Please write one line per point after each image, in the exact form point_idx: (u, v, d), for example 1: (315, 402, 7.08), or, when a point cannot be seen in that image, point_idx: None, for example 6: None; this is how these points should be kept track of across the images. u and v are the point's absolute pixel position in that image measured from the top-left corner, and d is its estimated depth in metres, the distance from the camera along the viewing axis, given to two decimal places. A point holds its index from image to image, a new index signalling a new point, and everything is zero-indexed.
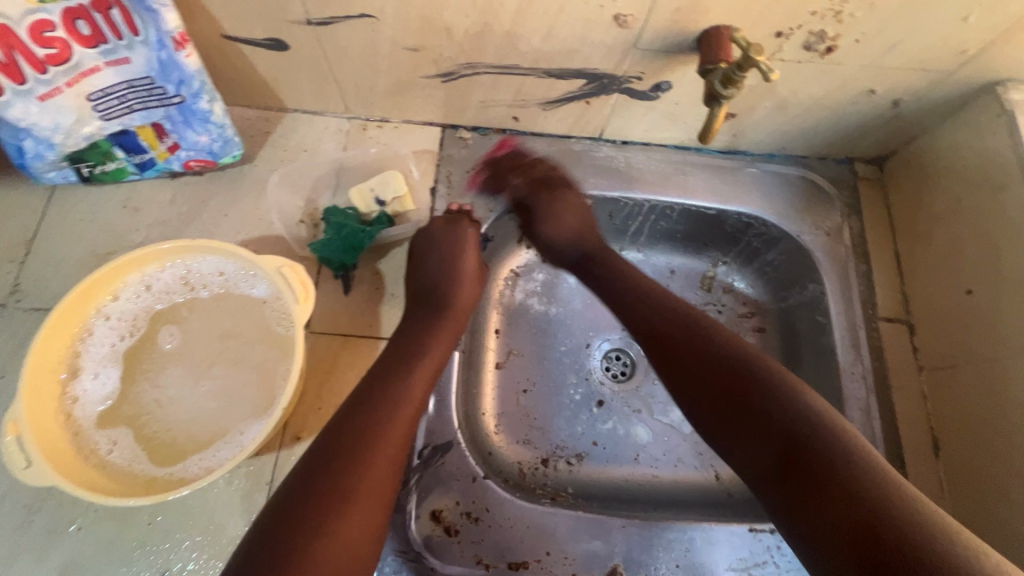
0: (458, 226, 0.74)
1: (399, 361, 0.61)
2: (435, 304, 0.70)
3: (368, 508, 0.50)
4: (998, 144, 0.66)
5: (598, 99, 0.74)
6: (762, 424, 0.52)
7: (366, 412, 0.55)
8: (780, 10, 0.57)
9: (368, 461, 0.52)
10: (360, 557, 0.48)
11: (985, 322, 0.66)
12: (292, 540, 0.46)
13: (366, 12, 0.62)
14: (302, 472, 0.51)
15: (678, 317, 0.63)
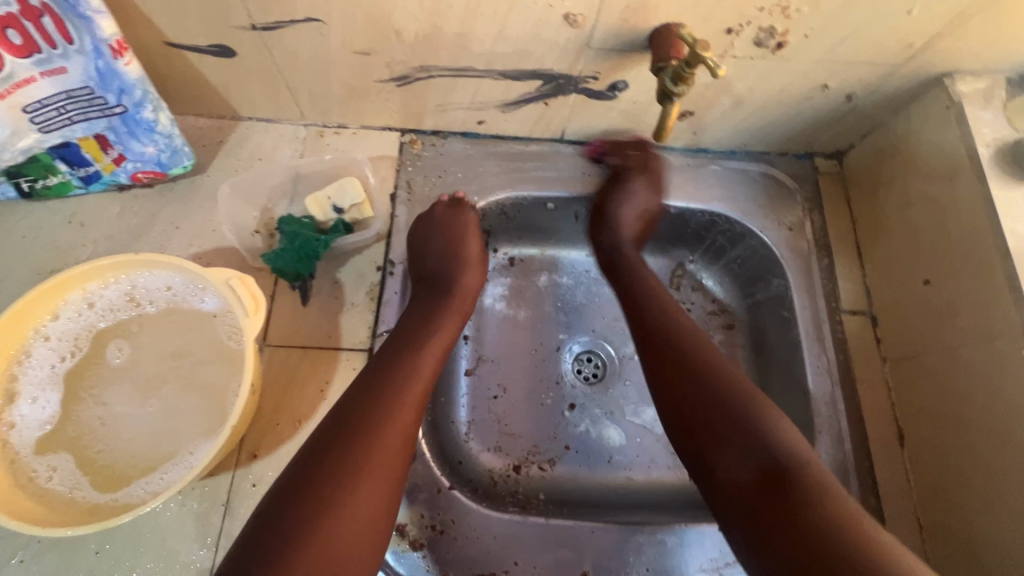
0: (459, 211, 0.76)
1: (412, 337, 0.63)
2: (441, 285, 0.71)
3: (384, 476, 0.51)
4: (948, 135, 0.66)
5: (556, 100, 0.73)
6: (739, 448, 0.53)
7: (377, 387, 0.56)
8: (729, 6, 0.57)
9: (386, 431, 0.53)
10: (373, 531, 0.49)
11: (943, 311, 0.66)
12: (321, 502, 0.48)
13: (312, 16, 0.60)
14: (316, 442, 0.52)
15: (682, 338, 0.63)
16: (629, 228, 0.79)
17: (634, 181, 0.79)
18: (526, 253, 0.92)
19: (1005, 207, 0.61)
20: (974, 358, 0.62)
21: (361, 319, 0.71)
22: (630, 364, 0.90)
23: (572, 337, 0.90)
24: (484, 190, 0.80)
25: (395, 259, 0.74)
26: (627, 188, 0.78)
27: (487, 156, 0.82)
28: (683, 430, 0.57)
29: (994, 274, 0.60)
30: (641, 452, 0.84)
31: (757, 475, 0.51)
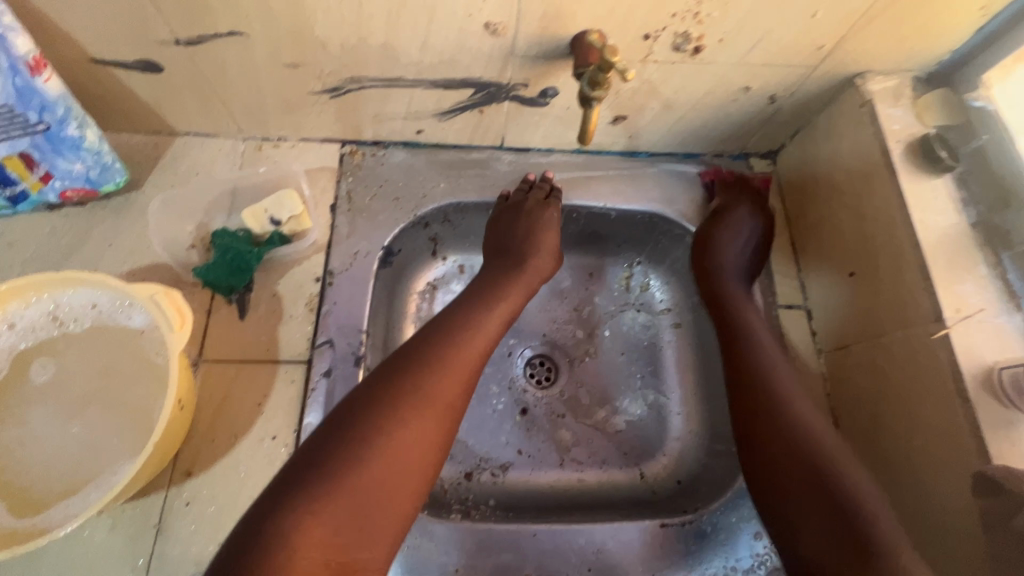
0: (545, 207, 0.79)
1: (479, 299, 0.70)
2: (509, 259, 0.77)
3: (438, 419, 0.57)
4: (864, 131, 0.69)
5: (490, 108, 0.75)
6: (824, 493, 0.57)
7: (444, 337, 0.63)
8: (643, 13, 0.59)
9: (443, 376, 0.60)
10: (421, 462, 0.55)
11: (868, 301, 0.68)
12: (381, 426, 0.54)
13: (235, 30, 0.61)
14: (388, 370, 0.59)
15: (768, 376, 0.67)
16: (734, 261, 0.79)
17: (734, 211, 0.80)
18: (473, 260, 0.90)
19: (915, 199, 0.64)
20: (897, 346, 0.63)
21: (300, 331, 0.71)
22: (581, 366, 0.90)
23: (522, 342, 0.90)
24: (425, 198, 0.80)
25: (334, 269, 0.74)
26: (732, 224, 0.79)
27: (428, 165, 0.82)
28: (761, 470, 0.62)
29: (906, 263, 0.62)
30: (593, 454, 0.85)
31: (833, 529, 0.55)
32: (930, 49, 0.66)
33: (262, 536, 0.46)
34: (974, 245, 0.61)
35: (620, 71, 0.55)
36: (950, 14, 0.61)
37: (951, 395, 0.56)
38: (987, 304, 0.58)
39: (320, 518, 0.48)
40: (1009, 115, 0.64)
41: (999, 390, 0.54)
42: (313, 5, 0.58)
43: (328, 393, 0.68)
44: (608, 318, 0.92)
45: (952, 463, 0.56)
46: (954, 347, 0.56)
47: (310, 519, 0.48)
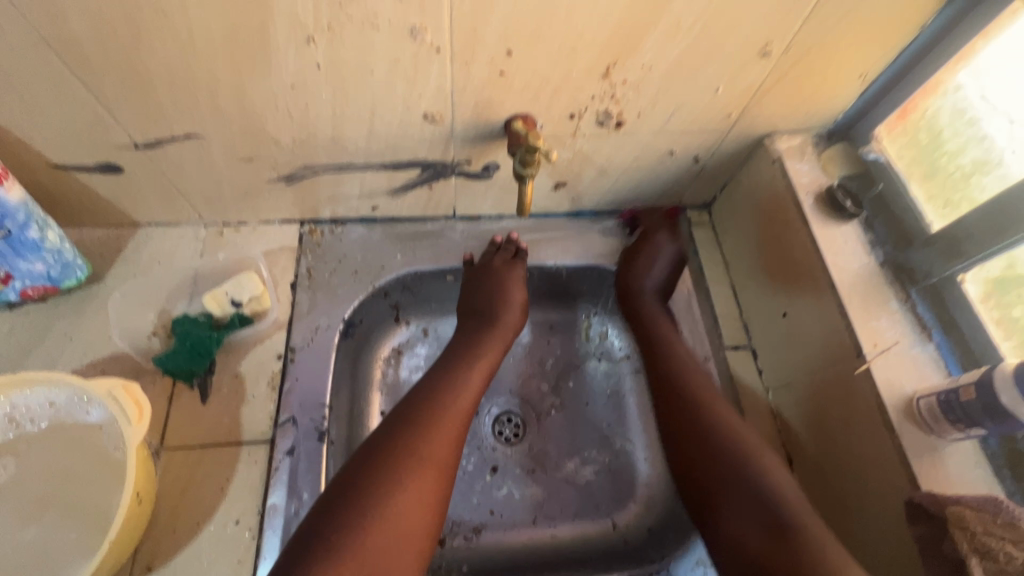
0: (510, 266, 0.84)
1: (460, 358, 0.75)
2: (481, 319, 0.81)
3: (432, 477, 0.61)
4: (778, 185, 0.76)
5: (438, 183, 0.80)
6: (751, 498, 0.61)
7: (432, 396, 0.68)
8: (565, 97, 0.66)
9: (434, 437, 0.63)
10: (422, 519, 0.58)
11: (799, 339, 0.73)
12: (383, 490, 0.58)
13: (191, 132, 0.65)
14: (383, 433, 0.63)
15: (694, 390, 0.72)
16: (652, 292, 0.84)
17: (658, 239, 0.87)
18: (436, 323, 0.93)
19: (827, 244, 0.70)
20: (830, 381, 0.67)
21: (263, 409, 0.72)
22: (548, 420, 0.92)
23: (489, 399, 0.92)
24: (383, 269, 0.84)
25: (295, 345, 0.76)
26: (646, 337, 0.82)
27: (385, 238, 0.86)
28: (697, 488, 0.65)
29: (827, 302, 0.68)
30: (564, 508, 0.85)
31: (763, 527, 0.58)
32: (826, 111, 0.74)
33: None
34: (883, 282, 0.67)
35: (546, 154, 0.62)
36: (836, 84, 0.69)
37: (879, 424, 0.60)
38: (901, 336, 0.64)
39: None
40: (901, 166, 0.71)
41: (918, 417, 0.58)
42: (262, 108, 0.63)
43: (292, 471, 0.68)
44: (571, 370, 0.95)
45: (888, 490, 0.59)
46: (876, 380, 0.61)
47: None
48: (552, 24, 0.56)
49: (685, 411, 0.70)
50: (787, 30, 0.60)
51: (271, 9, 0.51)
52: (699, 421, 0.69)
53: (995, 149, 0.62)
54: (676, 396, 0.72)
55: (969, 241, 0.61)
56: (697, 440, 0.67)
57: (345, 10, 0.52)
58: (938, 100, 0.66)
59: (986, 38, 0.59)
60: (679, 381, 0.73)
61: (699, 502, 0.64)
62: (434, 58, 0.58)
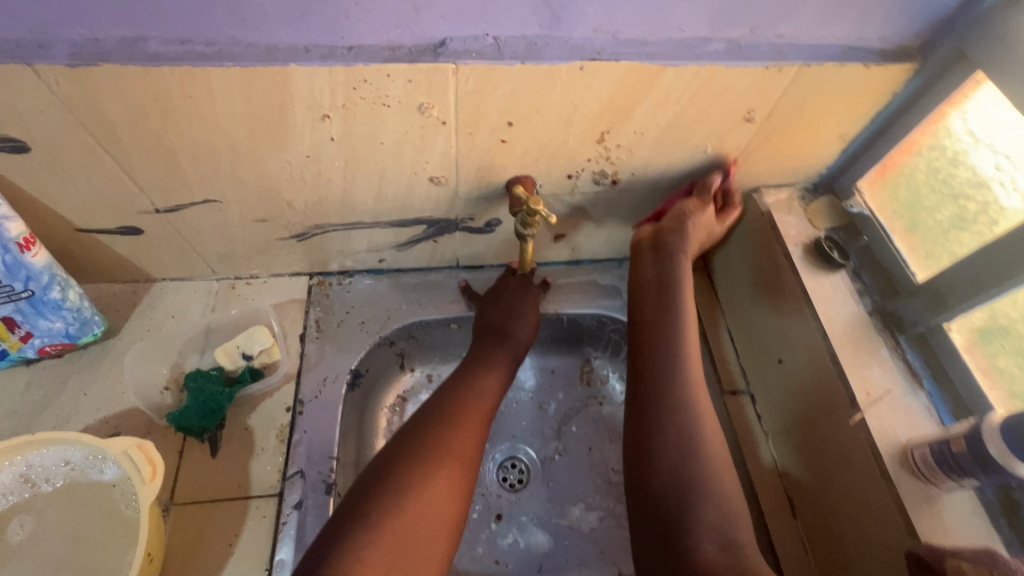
0: (524, 288, 0.85)
1: (483, 360, 0.77)
2: (496, 332, 0.81)
3: (459, 467, 0.64)
4: (767, 236, 0.79)
5: (443, 237, 0.83)
6: (714, 519, 0.58)
7: (458, 393, 0.72)
8: (563, 160, 0.70)
9: (461, 430, 0.67)
10: (452, 506, 0.61)
11: (795, 386, 0.74)
12: (416, 476, 0.61)
13: (210, 198, 0.69)
14: (413, 426, 0.67)
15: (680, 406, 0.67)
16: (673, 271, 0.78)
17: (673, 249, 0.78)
18: (440, 370, 0.94)
19: (817, 294, 0.73)
20: (827, 429, 0.68)
21: (271, 463, 0.73)
22: (551, 465, 0.92)
23: (494, 446, 0.93)
24: (389, 319, 0.86)
25: (304, 397, 0.78)
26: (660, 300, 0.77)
27: (391, 289, 0.89)
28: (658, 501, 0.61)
29: (820, 351, 0.70)
30: (569, 556, 0.85)
31: (721, 548, 0.56)
32: (811, 167, 0.78)
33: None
34: (873, 331, 0.70)
35: (545, 218, 0.67)
36: (818, 143, 0.73)
37: (876, 473, 0.61)
38: (893, 385, 0.66)
39: (370, 560, 0.54)
40: (884, 219, 0.75)
41: (913, 466, 0.59)
42: (278, 175, 0.66)
43: (300, 525, 0.69)
44: (574, 414, 0.96)
45: (888, 538, 0.60)
46: (870, 429, 0.62)
47: (361, 563, 0.53)
48: (550, 99, 0.60)
49: (661, 419, 0.66)
50: (768, 100, 0.65)
51: (291, 92, 0.55)
52: (681, 433, 0.65)
53: (973, 206, 0.65)
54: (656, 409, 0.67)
55: (953, 293, 0.64)
56: (668, 454, 0.63)
57: (359, 91, 0.56)
58: (915, 159, 0.70)
59: (953, 104, 0.64)
60: (658, 396, 0.68)
61: (657, 512, 0.60)
62: (440, 130, 0.62)
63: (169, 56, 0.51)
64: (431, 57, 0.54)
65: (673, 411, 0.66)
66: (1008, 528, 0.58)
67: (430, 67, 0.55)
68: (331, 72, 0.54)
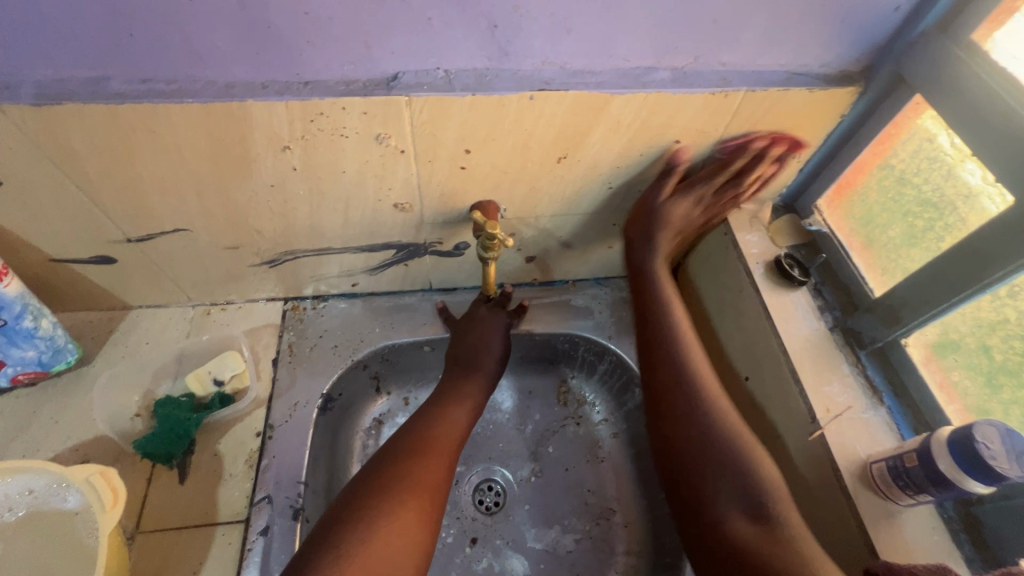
0: (496, 312, 0.86)
1: (451, 391, 0.78)
2: (463, 362, 0.82)
3: (425, 500, 0.63)
4: (731, 255, 0.80)
5: (413, 261, 0.85)
6: (735, 486, 0.62)
7: (426, 423, 0.72)
8: (524, 185, 0.72)
9: (429, 458, 0.67)
10: (420, 534, 0.61)
11: (761, 404, 0.74)
12: (383, 503, 0.61)
13: (180, 227, 0.71)
14: (382, 455, 0.68)
15: (696, 393, 0.70)
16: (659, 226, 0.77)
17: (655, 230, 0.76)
18: (415, 392, 0.95)
19: (778, 311, 0.73)
20: (792, 446, 0.68)
21: (239, 489, 0.73)
22: (527, 487, 0.91)
23: (470, 468, 0.92)
24: (361, 342, 0.87)
25: (274, 422, 0.78)
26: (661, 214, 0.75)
27: (363, 312, 0.90)
28: (683, 477, 0.66)
29: (782, 368, 0.70)
30: None
31: (748, 517, 0.59)
32: (771, 186, 0.80)
33: None
34: (834, 347, 0.71)
35: (504, 241, 0.69)
36: (773, 164, 0.75)
37: (837, 490, 0.61)
38: (853, 401, 0.66)
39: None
40: (842, 235, 0.76)
41: (872, 482, 0.59)
42: (245, 204, 0.68)
43: (266, 551, 0.69)
44: (551, 435, 0.96)
45: (848, 558, 0.60)
46: (830, 446, 0.62)
47: None
48: (504, 128, 0.62)
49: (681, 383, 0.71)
50: (718, 124, 0.67)
51: (251, 126, 0.57)
52: (693, 409, 0.68)
53: (921, 223, 0.66)
54: (670, 387, 0.71)
55: (906, 309, 0.64)
56: (687, 430, 0.67)
57: (316, 124, 0.58)
58: (868, 178, 0.72)
59: (898, 126, 0.66)
60: (675, 367, 0.72)
61: (684, 494, 0.65)
62: (400, 158, 0.64)
63: (132, 94, 0.54)
64: (384, 91, 0.57)
65: (691, 387, 0.70)
66: (969, 544, 0.57)
67: (383, 100, 0.57)
68: (289, 105, 0.56)
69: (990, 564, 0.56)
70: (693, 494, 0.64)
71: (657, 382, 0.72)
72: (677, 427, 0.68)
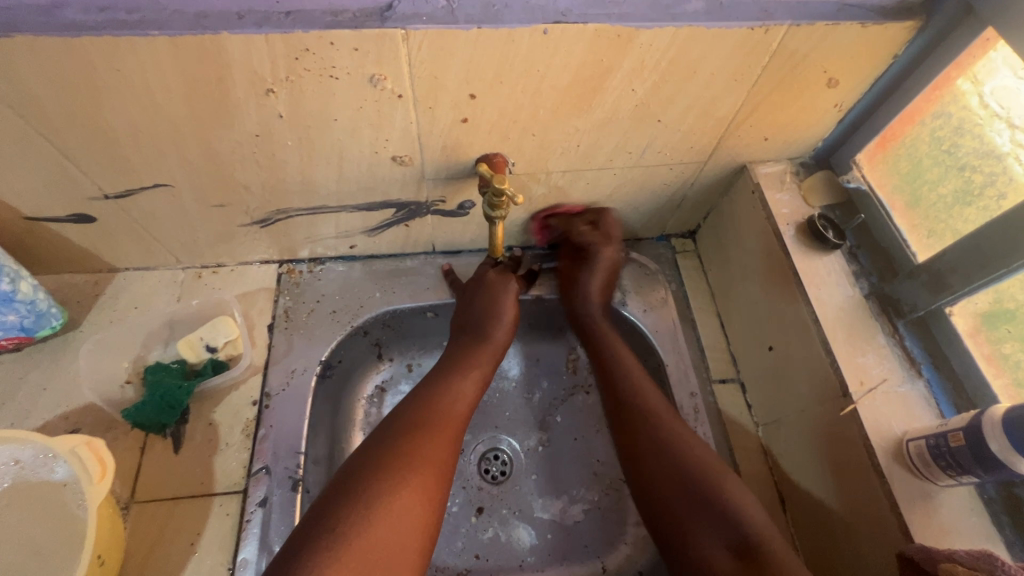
0: (505, 278, 0.81)
1: (456, 363, 0.74)
2: (471, 333, 0.77)
3: (429, 481, 0.60)
4: (759, 216, 0.74)
5: (414, 222, 0.79)
6: (716, 519, 0.59)
7: (431, 398, 0.68)
8: (534, 137, 0.65)
9: (433, 436, 0.64)
10: (424, 515, 0.57)
11: (787, 375, 0.70)
12: (385, 483, 0.57)
13: (160, 182, 0.65)
14: (384, 429, 0.64)
15: (668, 439, 0.66)
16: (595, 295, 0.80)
17: (603, 254, 0.79)
18: (419, 359, 0.91)
19: (809, 276, 0.68)
20: (821, 421, 0.64)
21: (236, 459, 0.70)
22: (534, 457, 0.88)
23: (475, 437, 0.89)
24: (361, 308, 0.83)
25: (271, 391, 0.75)
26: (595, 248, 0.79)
27: (361, 276, 0.85)
28: (663, 519, 0.62)
29: (811, 338, 0.65)
30: (553, 550, 0.82)
31: (730, 551, 0.57)
32: (806, 140, 0.73)
33: None
34: (870, 316, 0.65)
35: (512, 198, 0.63)
36: (811, 113, 0.67)
37: (869, 468, 0.57)
38: (888, 373, 0.61)
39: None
40: (883, 194, 0.70)
41: (909, 461, 0.55)
42: (229, 156, 0.62)
43: (265, 523, 0.67)
44: (559, 404, 0.92)
45: (880, 538, 0.56)
46: (863, 421, 0.58)
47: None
48: (514, 69, 0.55)
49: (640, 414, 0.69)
50: (754, 66, 0.59)
51: (227, 65, 0.51)
52: (661, 440, 0.66)
53: (979, 178, 0.60)
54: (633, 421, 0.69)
55: (954, 274, 0.58)
56: (652, 468, 0.65)
57: (302, 62, 0.52)
58: (917, 129, 0.65)
59: (959, 68, 0.58)
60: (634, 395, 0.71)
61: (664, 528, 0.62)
62: (397, 104, 0.58)
63: (88, 25, 0.47)
64: (378, 22, 0.50)
65: (655, 413, 0.69)
66: (1010, 527, 0.54)
67: (376, 34, 0.50)
68: (269, 40, 0.49)
69: None
70: (676, 530, 0.61)
71: (622, 417, 0.70)
72: (644, 460, 0.66)
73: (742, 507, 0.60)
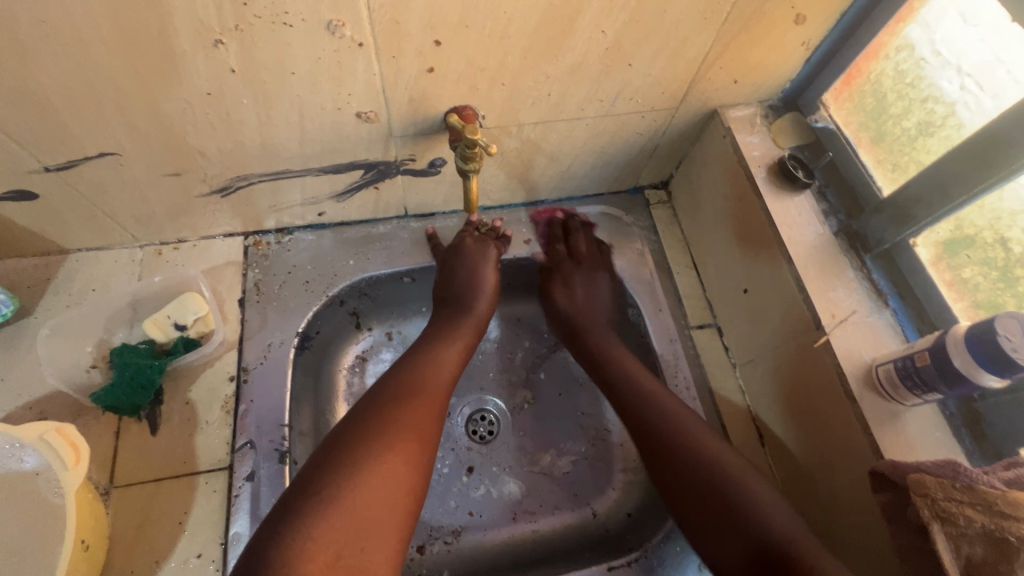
0: (483, 245, 0.80)
1: (436, 336, 0.73)
2: (450, 306, 0.77)
3: (414, 447, 0.59)
4: (730, 160, 0.74)
5: (384, 184, 0.76)
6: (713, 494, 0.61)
7: (412, 369, 0.68)
8: (504, 86, 0.63)
9: (417, 405, 0.63)
10: (411, 481, 0.57)
11: (761, 315, 0.72)
12: (369, 451, 0.57)
13: (105, 150, 0.60)
14: (367, 400, 0.63)
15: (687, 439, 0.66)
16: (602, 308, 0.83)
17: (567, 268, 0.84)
18: (399, 327, 0.89)
19: (782, 216, 0.69)
20: (797, 355, 0.66)
21: (218, 436, 0.69)
22: (521, 415, 0.89)
23: (461, 400, 0.89)
24: (336, 277, 0.80)
25: (248, 365, 0.73)
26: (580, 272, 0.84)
27: (332, 244, 0.82)
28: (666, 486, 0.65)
29: (785, 278, 0.67)
30: (543, 501, 0.84)
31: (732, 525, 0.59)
32: (774, 81, 0.73)
33: (271, 560, 0.48)
34: (839, 252, 0.67)
35: (485, 149, 0.61)
36: (779, 52, 0.67)
37: (843, 396, 0.60)
38: (858, 305, 0.64)
39: (320, 543, 0.49)
40: (849, 132, 0.71)
41: (878, 385, 0.58)
42: (180, 118, 0.58)
43: (254, 496, 0.66)
44: (542, 361, 0.93)
45: (854, 460, 0.60)
46: (835, 351, 0.61)
47: (313, 545, 0.49)
48: (479, 10, 0.53)
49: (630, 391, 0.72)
50: (723, 4, 0.58)
51: (167, 12, 0.47)
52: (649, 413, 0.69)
53: (940, 109, 0.61)
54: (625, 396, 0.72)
55: (918, 205, 0.60)
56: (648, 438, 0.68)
57: (252, 8, 0.48)
58: (881, 64, 0.66)
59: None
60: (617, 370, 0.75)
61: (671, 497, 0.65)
62: (358, 53, 0.55)
63: None
64: None
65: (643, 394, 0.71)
66: (970, 439, 0.58)
67: None
68: None
69: (989, 456, 0.57)
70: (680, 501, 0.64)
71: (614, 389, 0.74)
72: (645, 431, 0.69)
73: (732, 471, 0.62)
